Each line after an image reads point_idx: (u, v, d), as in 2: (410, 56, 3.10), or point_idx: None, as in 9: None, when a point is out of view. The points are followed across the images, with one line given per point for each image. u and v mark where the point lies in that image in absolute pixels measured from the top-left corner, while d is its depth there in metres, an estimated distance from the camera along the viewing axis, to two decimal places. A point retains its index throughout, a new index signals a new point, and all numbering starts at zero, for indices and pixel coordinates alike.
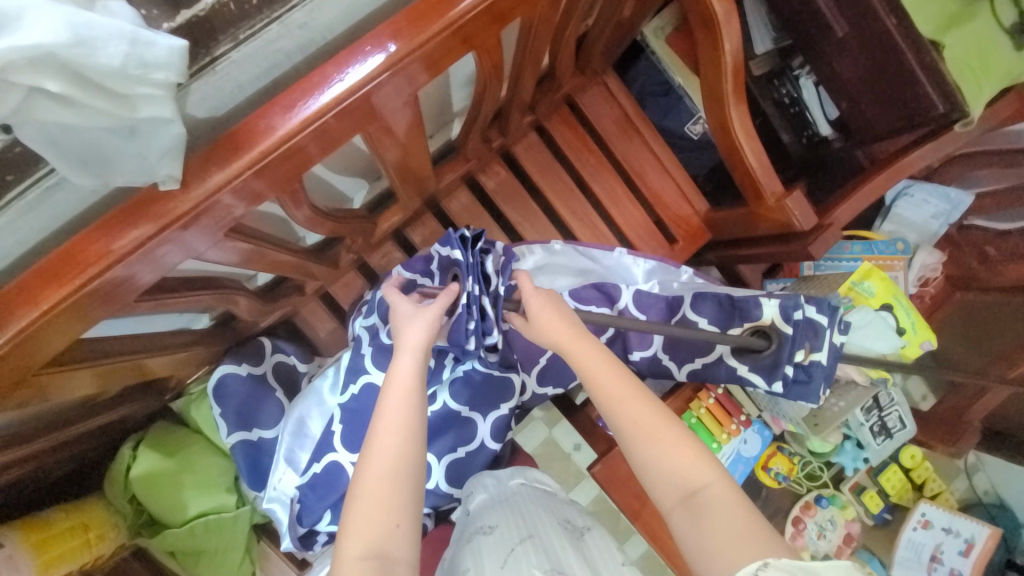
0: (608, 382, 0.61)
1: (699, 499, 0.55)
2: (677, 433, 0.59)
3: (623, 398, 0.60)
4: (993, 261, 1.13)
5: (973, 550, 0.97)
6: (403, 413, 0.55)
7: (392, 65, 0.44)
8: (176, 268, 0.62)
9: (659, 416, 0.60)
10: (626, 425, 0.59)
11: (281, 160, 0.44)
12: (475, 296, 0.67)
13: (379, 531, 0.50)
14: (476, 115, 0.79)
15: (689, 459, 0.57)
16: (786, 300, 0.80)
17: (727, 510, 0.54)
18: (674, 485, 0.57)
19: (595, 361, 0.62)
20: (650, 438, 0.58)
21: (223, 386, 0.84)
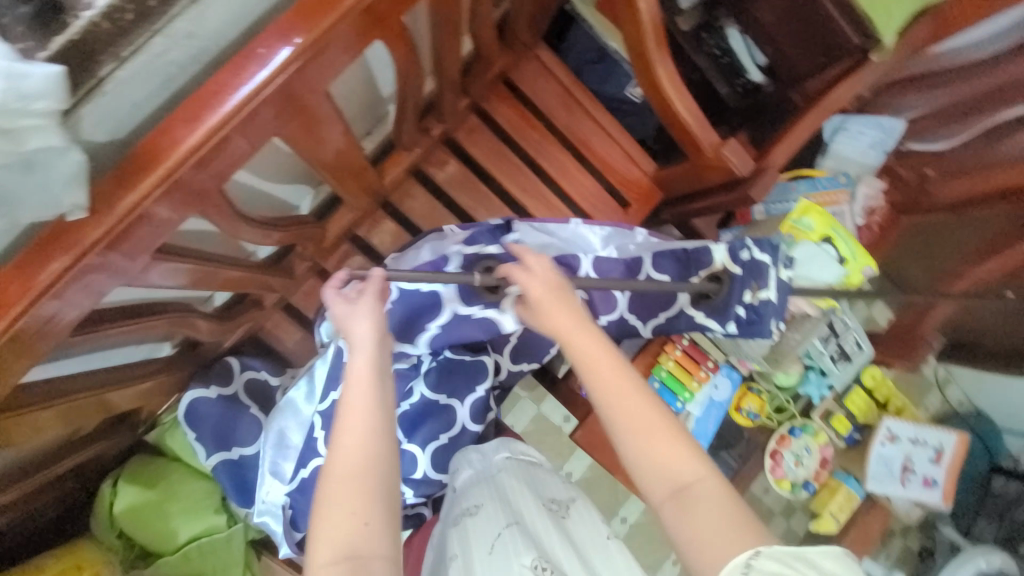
0: (609, 373, 0.63)
1: (690, 491, 0.58)
2: (671, 429, 0.61)
3: (623, 390, 0.62)
4: (933, 180, 1.19)
5: (943, 457, 1.06)
6: (364, 414, 0.55)
7: (291, 63, 0.44)
8: (106, 298, 0.60)
9: (655, 411, 0.62)
10: (625, 419, 0.61)
11: (195, 170, 0.44)
12: None
13: (347, 532, 0.50)
14: (403, 106, 0.78)
15: (678, 452, 0.60)
16: (732, 243, 0.82)
17: (713, 502, 0.57)
18: (666, 478, 0.59)
19: (600, 356, 0.64)
20: (648, 435, 0.60)
21: (195, 410, 0.84)
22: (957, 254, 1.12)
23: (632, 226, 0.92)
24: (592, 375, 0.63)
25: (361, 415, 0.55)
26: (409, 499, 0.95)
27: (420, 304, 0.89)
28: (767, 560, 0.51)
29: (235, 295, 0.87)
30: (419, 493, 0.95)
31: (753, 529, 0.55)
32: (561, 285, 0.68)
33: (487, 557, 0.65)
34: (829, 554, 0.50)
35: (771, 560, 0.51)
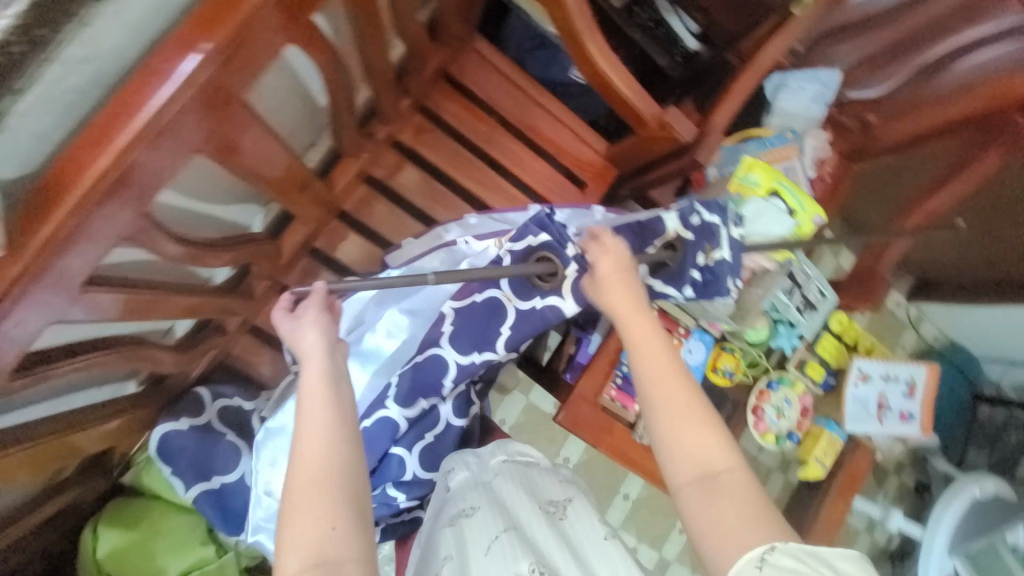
0: (654, 350, 0.66)
1: (718, 479, 0.58)
2: (707, 419, 0.62)
3: (665, 369, 0.64)
4: (876, 125, 1.21)
5: (916, 390, 1.10)
6: (325, 422, 0.60)
7: (197, 75, 0.44)
8: (39, 340, 0.57)
9: (694, 396, 0.63)
10: (664, 398, 0.63)
11: (112, 195, 0.44)
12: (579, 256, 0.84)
13: (316, 536, 0.53)
14: (338, 111, 0.77)
15: (709, 441, 0.60)
16: (682, 209, 0.83)
17: (738, 494, 0.57)
18: (695, 464, 0.60)
19: (648, 336, 0.67)
20: (684, 417, 0.61)
21: (167, 445, 0.82)
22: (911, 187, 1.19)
23: (590, 205, 0.92)
24: (640, 353, 0.66)
25: (323, 418, 0.60)
26: (401, 503, 0.94)
27: (478, 311, 0.90)
28: (782, 556, 0.50)
29: (195, 322, 0.84)
30: (412, 496, 0.94)
31: (773, 525, 0.54)
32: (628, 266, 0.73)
33: (483, 558, 0.66)
34: (847, 556, 0.50)
35: (787, 555, 0.50)
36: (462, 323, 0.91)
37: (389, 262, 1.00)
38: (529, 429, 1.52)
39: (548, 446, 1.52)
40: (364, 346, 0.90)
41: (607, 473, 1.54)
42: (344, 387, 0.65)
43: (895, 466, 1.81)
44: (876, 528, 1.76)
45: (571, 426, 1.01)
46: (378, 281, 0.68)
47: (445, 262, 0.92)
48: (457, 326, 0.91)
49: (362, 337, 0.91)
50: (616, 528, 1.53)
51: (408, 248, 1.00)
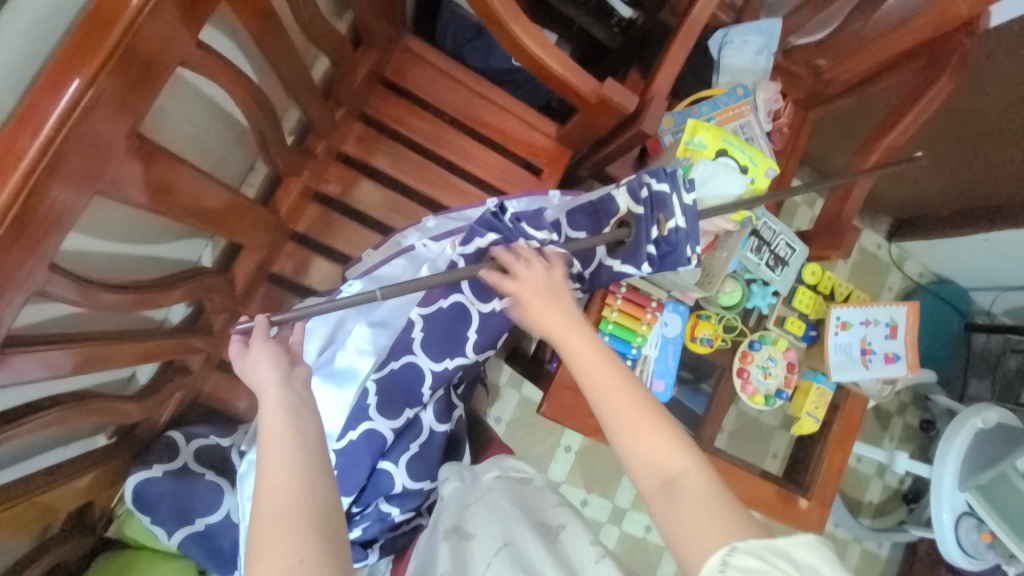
0: (595, 369, 0.65)
1: (676, 484, 0.58)
2: (658, 424, 0.61)
3: (609, 387, 0.63)
4: (826, 71, 1.19)
5: (898, 329, 1.08)
6: (284, 451, 0.57)
7: (79, 105, 0.42)
8: None
9: (641, 406, 0.62)
10: (613, 415, 0.62)
11: (2, 252, 0.42)
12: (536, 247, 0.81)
13: (282, 571, 0.50)
14: (265, 132, 0.75)
15: (664, 445, 0.60)
16: (631, 183, 0.82)
17: (700, 495, 0.57)
18: (653, 473, 0.59)
19: (589, 355, 0.66)
20: (636, 430, 0.61)
21: (144, 494, 0.81)
22: (870, 120, 1.26)
23: (545, 189, 0.89)
24: (585, 374, 0.65)
25: (282, 451, 0.57)
26: (397, 516, 0.91)
27: (447, 316, 0.89)
28: (744, 556, 0.51)
29: (157, 366, 0.83)
30: (406, 508, 0.91)
31: (735, 521, 0.55)
32: (549, 283, 0.70)
33: None
34: (804, 544, 0.50)
35: (749, 555, 0.50)
36: (437, 330, 0.88)
37: (350, 276, 0.98)
38: (526, 423, 1.51)
39: (547, 438, 1.51)
40: (336, 367, 0.86)
41: (610, 456, 1.54)
42: (308, 413, 0.63)
43: (898, 407, 1.81)
44: (887, 472, 1.76)
45: (555, 415, 1.00)
46: (328, 305, 0.67)
47: (406, 270, 0.90)
48: (427, 332, 0.88)
49: (333, 357, 0.87)
50: (627, 509, 1.53)
51: (368, 260, 0.97)
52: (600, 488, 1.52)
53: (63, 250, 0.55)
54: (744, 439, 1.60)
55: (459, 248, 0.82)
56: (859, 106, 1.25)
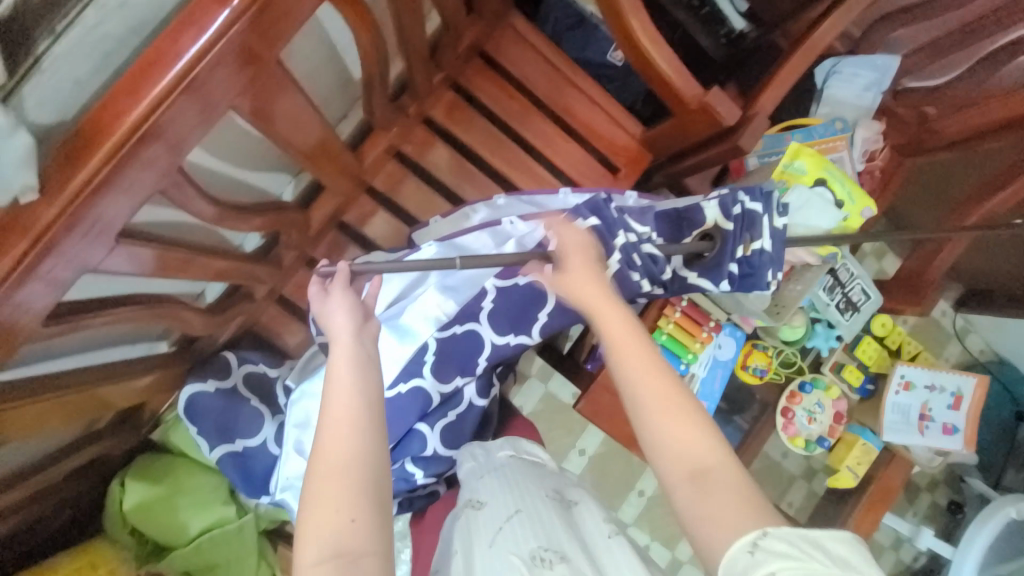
0: (629, 347, 0.61)
1: (708, 475, 0.55)
2: (690, 412, 0.58)
3: (643, 367, 0.60)
4: (934, 120, 1.12)
5: (961, 401, 1.03)
6: (347, 411, 0.59)
7: (230, 29, 0.43)
8: (73, 289, 0.57)
9: (674, 391, 0.59)
10: (640, 397, 0.59)
11: (140, 148, 0.44)
12: (631, 242, 0.78)
13: (334, 527, 0.53)
14: (371, 81, 0.76)
15: (697, 434, 0.57)
16: (724, 198, 0.79)
17: (731, 489, 0.54)
18: (683, 461, 0.56)
19: (624, 332, 0.62)
20: (666, 414, 0.57)
21: (194, 405, 0.84)
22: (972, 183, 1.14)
23: (623, 188, 0.87)
24: (617, 351, 0.61)
25: (346, 405, 0.59)
26: (419, 479, 0.92)
27: (522, 294, 0.88)
28: (775, 540, 0.48)
29: (225, 287, 0.85)
30: (430, 472, 0.92)
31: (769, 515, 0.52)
32: (591, 255, 0.68)
33: (489, 549, 0.64)
34: (841, 538, 0.47)
35: (780, 540, 0.48)
36: (503, 304, 0.88)
37: (416, 240, 0.99)
38: (546, 418, 1.50)
39: (563, 437, 1.51)
40: (401, 322, 0.87)
41: (622, 468, 1.52)
42: (374, 371, 0.64)
43: (928, 483, 1.72)
44: (903, 546, 1.68)
45: (591, 415, 0.99)
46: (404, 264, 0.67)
47: (489, 242, 0.90)
48: (498, 304, 0.88)
49: (399, 313, 0.88)
50: (629, 524, 1.51)
51: (435, 227, 0.98)
52: (606, 497, 1.50)
53: (190, 159, 0.59)
54: (760, 481, 1.56)
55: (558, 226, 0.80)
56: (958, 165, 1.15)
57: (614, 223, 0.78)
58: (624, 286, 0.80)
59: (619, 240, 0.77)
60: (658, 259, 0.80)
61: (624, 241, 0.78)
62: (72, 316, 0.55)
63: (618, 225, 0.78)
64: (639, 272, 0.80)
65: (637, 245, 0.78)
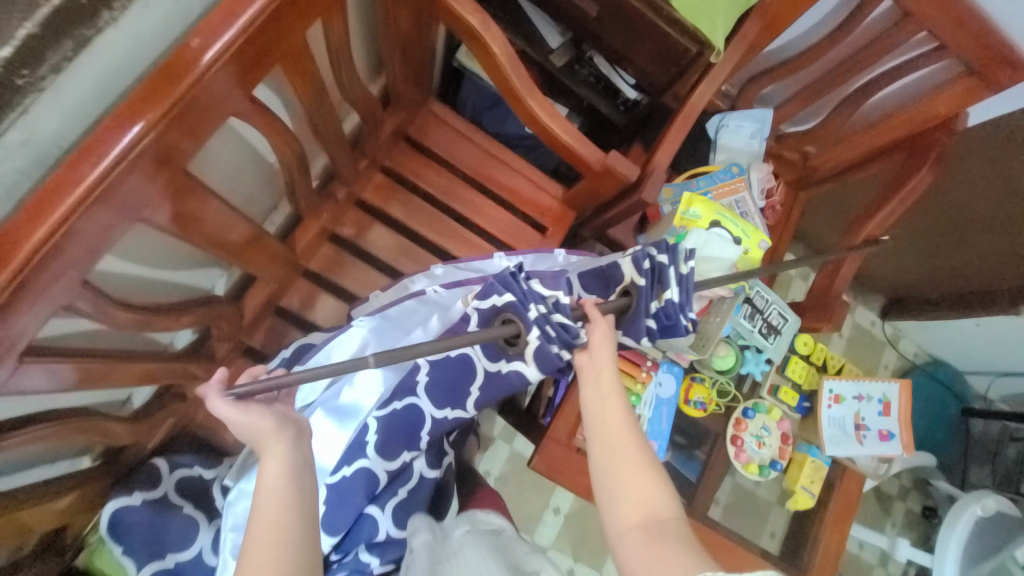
0: (613, 409, 0.74)
1: (659, 523, 0.65)
2: (649, 471, 0.69)
3: (619, 424, 0.73)
4: (814, 156, 1.27)
5: (890, 407, 1.08)
6: (270, 531, 0.58)
7: (133, 147, 0.47)
8: None
9: (639, 450, 0.71)
10: (613, 446, 0.72)
11: (43, 266, 0.45)
12: (544, 315, 0.76)
13: None
14: (292, 175, 0.81)
15: (654, 491, 0.68)
16: (635, 254, 0.85)
17: (680, 541, 0.63)
18: (640, 512, 0.67)
19: (612, 396, 0.75)
20: (626, 469, 0.69)
21: (118, 524, 0.77)
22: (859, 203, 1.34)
23: (552, 250, 0.95)
24: (601, 410, 0.74)
25: (270, 527, 0.58)
26: (375, 569, 0.85)
27: (452, 367, 0.89)
28: None
29: (154, 390, 0.82)
30: (387, 559, 0.86)
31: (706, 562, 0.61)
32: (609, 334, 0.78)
33: None
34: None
35: None
36: (441, 376, 0.90)
37: (355, 315, 1.01)
38: (515, 480, 1.47)
39: (536, 497, 1.47)
40: (340, 403, 0.86)
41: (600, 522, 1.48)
42: (305, 478, 0.63)
43: (899, 491, 1.76)
44: (890, 561, 1.68)
45: (546, 470, 0.99)
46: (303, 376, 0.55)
47: (418, 312, 0.93)
48: (433, 375, 0.90)
49: (337, 393, 0.86)
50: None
51: (374, 301, 1.00)
52: (589, 558, 1.45)
53: (98, 268, 0.59)
54: (738, 513, 1.55)
55: (472, 304, 0.79)
56: (840, 198, 1.39)
57: (527, 296, 0.76)
58: (546, 361, 0.80)
59: (533, 314, 0.75)
60: (573, 328, 0.77)
61: (538, 311, 0.76)
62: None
63: (531, 297, 0.76)
64: (558, 343, 0.77)
65: (552, 314, 0.76)
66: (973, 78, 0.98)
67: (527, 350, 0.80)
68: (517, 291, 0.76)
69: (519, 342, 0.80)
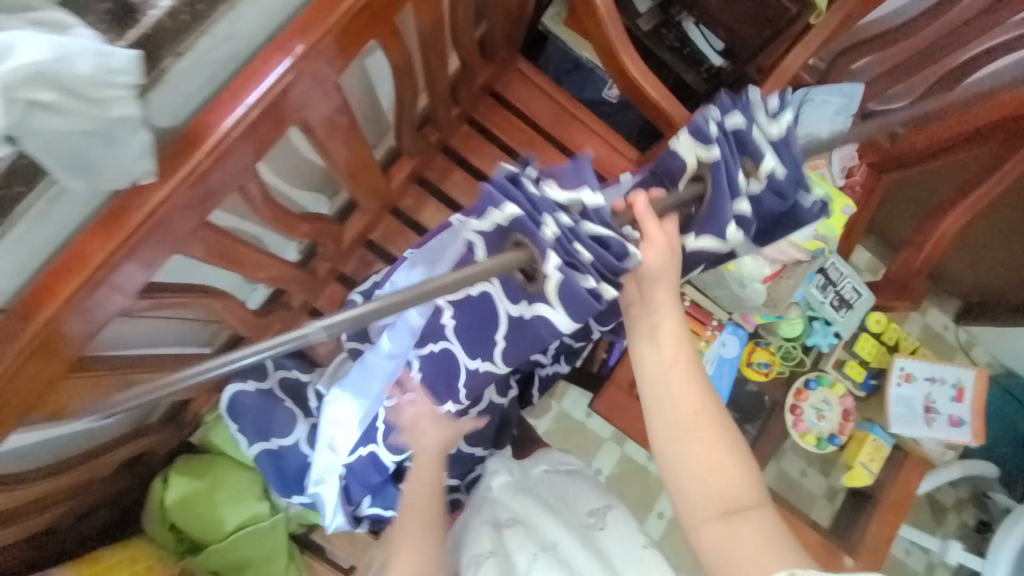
0: (682, 387, 0.61)
1: (740, 515, 0.58)
2: (725, 454, 0.60)
3: (689, 404, 0.60)
4: (900, 137, 1.21)
5: (964, 393, 1.06)
6: (415, 537, 0.78)
7: (308, 52, 0.54)
8: (159, 270, 0.64)
9: (715, 432, 0.60)
10: (682, 426, 0.60)
11: (234, 145, 0.53)
12: (561, 233, 0.55)
13: None
14: (403, 110, 0.89)
15: (732, 477, 0.59)
16: (694, 121, 0.61)
17: (760, 531, 0.58)
18: (717, 500, 0.59)
19: (680, 371, 0.61)
20: (699, 453, 0.60)
21: (236, 405, 0.90)
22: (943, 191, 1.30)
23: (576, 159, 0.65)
24: (668, 385, 0.61)
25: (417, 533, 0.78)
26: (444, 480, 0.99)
27: (475, 308, 0.72)
28: None
29: (267, 294, 0.94)
30: (455, 474, 0.99)
31: (788, 549, 0.57)
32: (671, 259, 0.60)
33: None
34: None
35: None
36: (466, 322, 0.74)
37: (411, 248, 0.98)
38: (560, 437, 1.52)
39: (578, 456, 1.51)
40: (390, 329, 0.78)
41: (639, 488, 1.51)
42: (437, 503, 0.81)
43: (954, 502, 1.68)
44: (937, 571, 1.62)
45: (605, 413, 1.04)
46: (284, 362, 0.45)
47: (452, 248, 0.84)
48: (459, 320, 0.75)
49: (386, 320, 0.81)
50: None
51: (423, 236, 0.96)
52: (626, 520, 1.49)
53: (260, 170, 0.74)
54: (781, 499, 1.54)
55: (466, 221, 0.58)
56: (922, 186, 1.34)
57: (537, 206, 0.55)
58: (575, 302, 0.57)
59: (548, 234, 0.54)
60: (612, 246, 0.57)
61: (553, 230, 0.54)
62: (154, 292, 0.61)
63: (544, 206, 0.55)
64: (591, 270, 0.55)
65: (576, 235, 0.55)
66: None
67: (548, 287, 0.57)
68: (522, 199, 0.55)
69: (538, 276, 0.58)
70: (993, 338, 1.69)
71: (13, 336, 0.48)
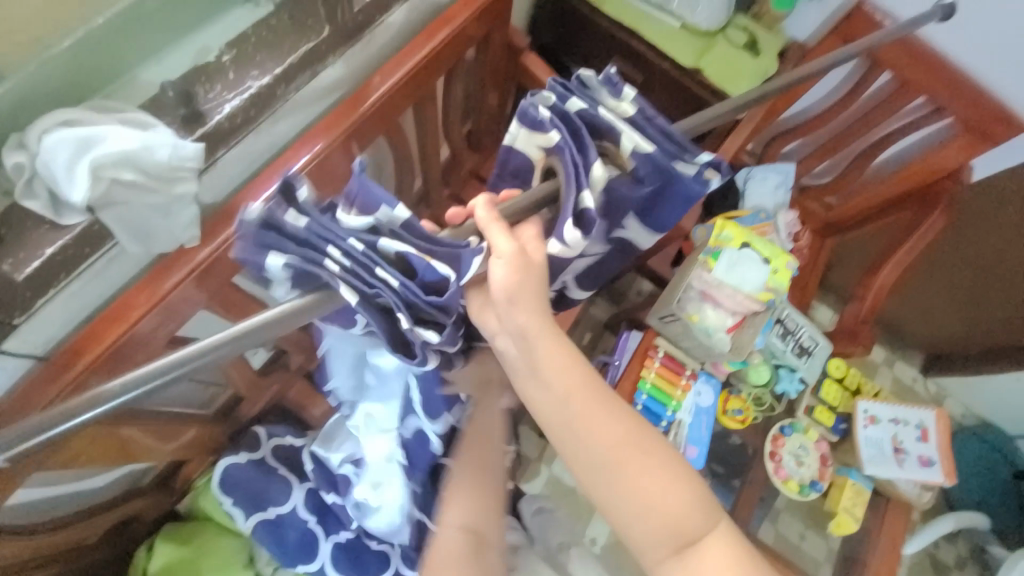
0: (594, 425, 0.51)
1: (692, 547, 0.52)
2: (661, 481, 0.52)
3: (607, 441, 0.52)
4: (835, 207, 1.40)
5: (928, 433, 1.13)
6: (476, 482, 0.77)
7: (329, 144, 0.67)
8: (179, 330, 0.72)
9: (643, 460, 0.52)
10: (604, 468, 0.52)
11: None
12: (346, 266, 0.46)
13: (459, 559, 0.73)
14: (401, 189, 1.02)
15: (678, 504, 0.53)
16: (524, 108, 0.60)
17: (717, 556, 0.53)
18: (667, 537, 0.52)
19: (590, 405, 0.51)
20: (632, 492, 0.52)
21: (228, 477, 0.91)
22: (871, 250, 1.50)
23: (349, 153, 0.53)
24: (581, 427, 0.51)
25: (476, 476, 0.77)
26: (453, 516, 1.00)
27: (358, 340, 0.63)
28: None
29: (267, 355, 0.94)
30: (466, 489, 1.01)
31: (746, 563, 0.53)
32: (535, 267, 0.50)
33: None
34: None
35: None
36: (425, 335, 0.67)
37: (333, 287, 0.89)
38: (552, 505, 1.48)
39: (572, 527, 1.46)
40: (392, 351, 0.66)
41: None
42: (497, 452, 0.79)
43: (956, 560, 1.65)
44: None
45: None
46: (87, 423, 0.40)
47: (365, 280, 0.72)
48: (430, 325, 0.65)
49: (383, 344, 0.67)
50: None
51: None
52: None
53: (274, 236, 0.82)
54: None
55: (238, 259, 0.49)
56: (857, 247, 1.53)
57: (319, 234, 0.47)
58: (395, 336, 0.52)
59: (332, 267, 0.46)
60: (420, 265, 0.49)
61: (341, 261, 0.46)
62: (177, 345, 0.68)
63: (325, 234, 0.47)
64: (398, 299, 0.48)
65: (377, 258, 0.47)
66: (972, 135, 1.15)
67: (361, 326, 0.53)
68: (293, 230, 0.47)
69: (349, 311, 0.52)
70: (957, 387, 1.78)
71: (52, 377, 0.53)
